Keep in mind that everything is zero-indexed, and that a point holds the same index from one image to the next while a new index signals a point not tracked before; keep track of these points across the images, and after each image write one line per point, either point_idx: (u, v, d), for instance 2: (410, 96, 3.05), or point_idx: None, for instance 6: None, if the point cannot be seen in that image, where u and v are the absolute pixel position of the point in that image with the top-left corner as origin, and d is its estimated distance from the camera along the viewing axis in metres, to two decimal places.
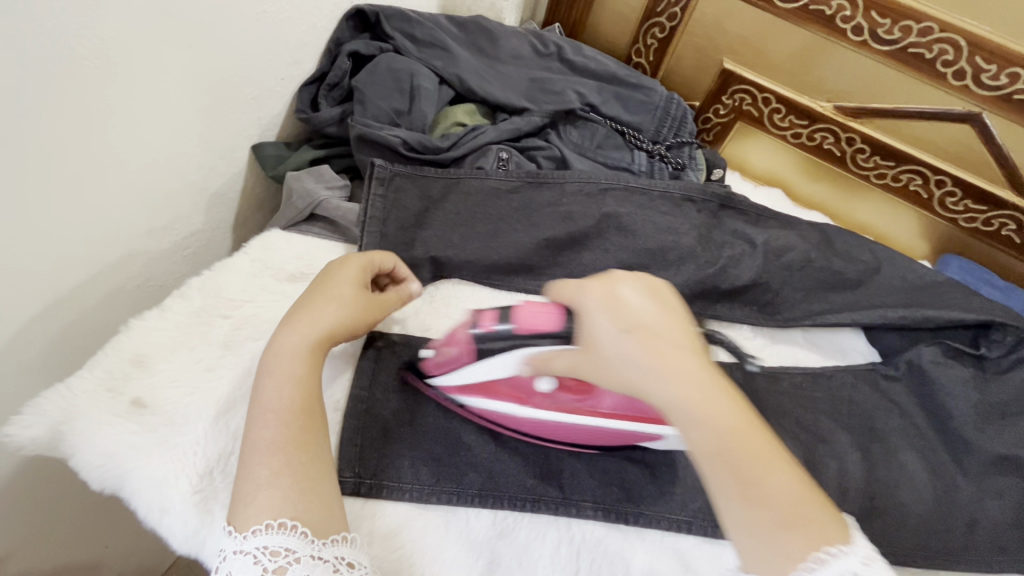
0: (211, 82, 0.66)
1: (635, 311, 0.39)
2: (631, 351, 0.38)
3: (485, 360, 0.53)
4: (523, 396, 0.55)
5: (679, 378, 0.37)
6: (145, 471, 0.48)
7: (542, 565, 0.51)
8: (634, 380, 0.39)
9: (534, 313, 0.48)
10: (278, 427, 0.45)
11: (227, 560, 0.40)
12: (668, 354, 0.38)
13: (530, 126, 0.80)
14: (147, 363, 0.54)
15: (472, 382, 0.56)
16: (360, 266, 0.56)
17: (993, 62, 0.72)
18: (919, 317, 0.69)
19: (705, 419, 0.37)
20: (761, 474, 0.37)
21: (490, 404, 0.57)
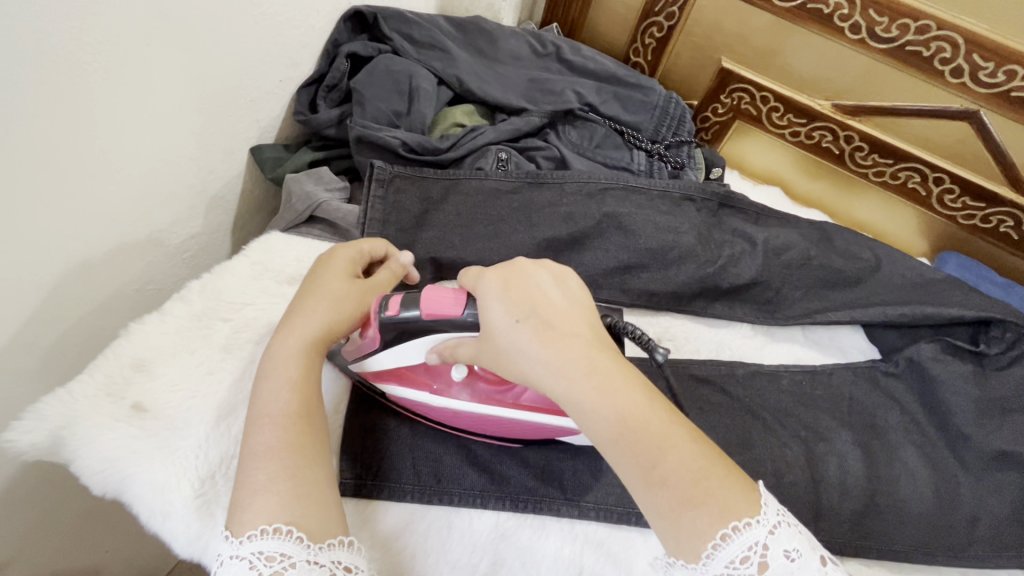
0: (208, 84, 0.66)
1: (519, 302, 0.43)
2: (517, 339, 0.42)
3: (395, 346, 0.52)
4: (441, 385, 0.54)
5: (564, 363, 0.40)
6: (147, 475, 0.48)
7: (545, 565, 0.51)
8: (526, 369, 0.42)
9: (437, 299, 0.47)
10: (275, 432, 0.44)
11: (223, 566, 0.39)
12: (555, 344, 0.41)
13: (529, 126, 0.80)
14: (148, 367, 0.54)
15: (390, 368, 0.54)
16: (349, 258, 0.56)
17: (991, 59, 0.72)
18: (920, 315, 0.69)
19: (594, 400, 0.39)
20: (657, 455, 0.38)
21: (406, 392, 0.55)
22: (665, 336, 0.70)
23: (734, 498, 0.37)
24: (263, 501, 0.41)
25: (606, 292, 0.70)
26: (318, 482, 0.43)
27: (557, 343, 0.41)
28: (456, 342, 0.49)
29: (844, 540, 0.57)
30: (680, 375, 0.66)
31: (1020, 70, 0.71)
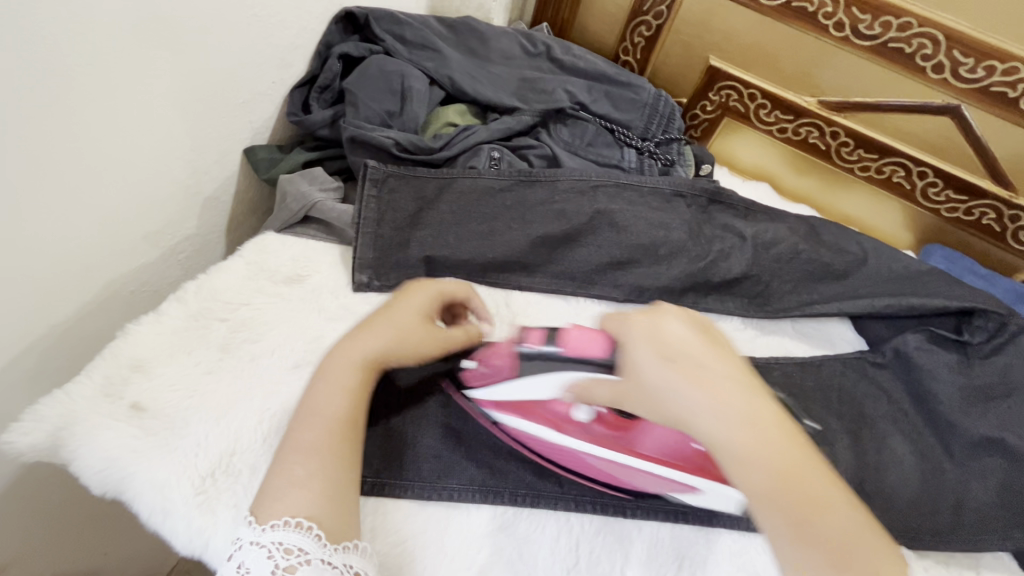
0: (203, 85, 0.67)
1: (673, 344, 0.42)
2: (670, 383, 0.40)
3: (524, 377, 0.54)
4: (560, 422, 0.56)
5: (728, 413, 0.38)
6: (147, 474, 0.48)
7: (541, 557, 0.52)
8: (680, 415, 0.40)
9: (580, 337, 0.51)
10: (316, 431, 0.47)
11: (242, 550, 0.42)
12: (716, 389, 0.39)
13: (521, 125, 0.81)
14: (145, 367, 0.54)
15: (513, 399, 0.56)
16: (429, 299, 0.57)
17: (971, 55, 0.74)
18: (906, 306, 0.71)
19: (755, 455, 0.38)
20: (812, 511, 0.37)
21: (526, 425, 0.57)
22: None
23: (885, 565, 0.36)
24: (292, 495, 0.43)
25: (600, 288, 0.71)
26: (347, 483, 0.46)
27: (722, 392, 0.39)
28: (589, 380, 0.50)
29: None
30: None
31: (999, 65, 0.73)
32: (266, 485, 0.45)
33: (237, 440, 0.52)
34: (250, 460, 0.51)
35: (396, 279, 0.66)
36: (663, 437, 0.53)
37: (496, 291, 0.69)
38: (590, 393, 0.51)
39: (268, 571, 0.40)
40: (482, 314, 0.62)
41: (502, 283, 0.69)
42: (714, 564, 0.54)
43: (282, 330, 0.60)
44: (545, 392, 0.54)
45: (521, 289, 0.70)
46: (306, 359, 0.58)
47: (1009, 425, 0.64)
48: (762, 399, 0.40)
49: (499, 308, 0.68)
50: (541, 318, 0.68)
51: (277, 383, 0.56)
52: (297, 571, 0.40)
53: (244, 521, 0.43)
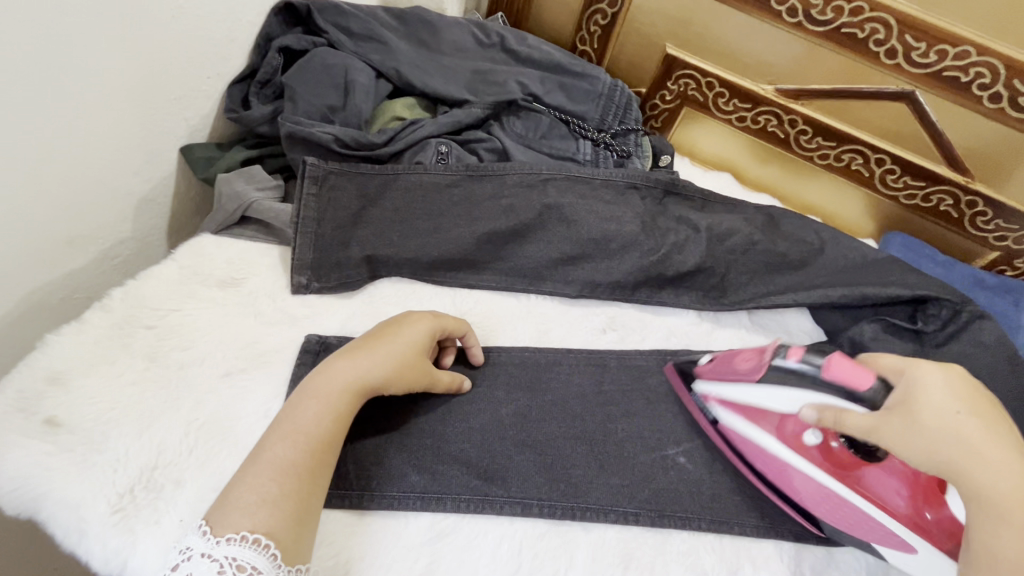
0: (131, 84, 0.64)
1: (949, 398, 0.43)
2: (963, 434, 0.42)
3: (769, 387, 0.53)
4: (790, 440, 0.54)
5: (1009, 476, 0.41)
6: (62, 492, 0.46)
7: (482, 563, 0.50)
8: (947, 464, 0.42)
9: (846, 364, 0.48)
10: (297, 450, 0.46)
11: (190, 561, 0.40)
12: (997, 447, 0.42)
13: (471, 118, 0.78)
14: (63, 379, 0.51)
15: (744, 402, 0.56)
16: (429, 332, 0.56)
17: (923, 39, 0.72)
18: (859, 295, 0.70)
19: (1022, 517, 0.40)
20: None
21: (748, 430, 0.57)
22: (613, 326, 0.70)
23: None
24: (268, 511, 0.42)
25: (551, 284, 0.69)
26: (314, 508, 0.45)
27: (998, 453, 0.41)
28: (842, 409, 0.47)
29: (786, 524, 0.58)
30: (624, 367, 0.66)
31: (951, 49, 0.72)
32: (234, 495, 0.43)
33: (160, 454, 0.49)
34: (174, 474, 0.49)
35: (337, 280, 0.64)
36: (893, 488, 0.51)
37: (442, 290, 0.67)
38: (840, 423, 0.47)
39: None
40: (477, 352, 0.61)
41: (450, 282, 0.67)
42: (662, 564, 0.53)
43: (213, 336, 0.57)
44: (782, 408, 0.53)
45: (469, 287, 0.68)
46: (238, 366, 0.56)
47: None
48: None
49: (445, 307, 0.66)
50: (490, 317, 0.67)
51: (206, 392, 0.54)
52: None
53: (197, 530, 0.41)
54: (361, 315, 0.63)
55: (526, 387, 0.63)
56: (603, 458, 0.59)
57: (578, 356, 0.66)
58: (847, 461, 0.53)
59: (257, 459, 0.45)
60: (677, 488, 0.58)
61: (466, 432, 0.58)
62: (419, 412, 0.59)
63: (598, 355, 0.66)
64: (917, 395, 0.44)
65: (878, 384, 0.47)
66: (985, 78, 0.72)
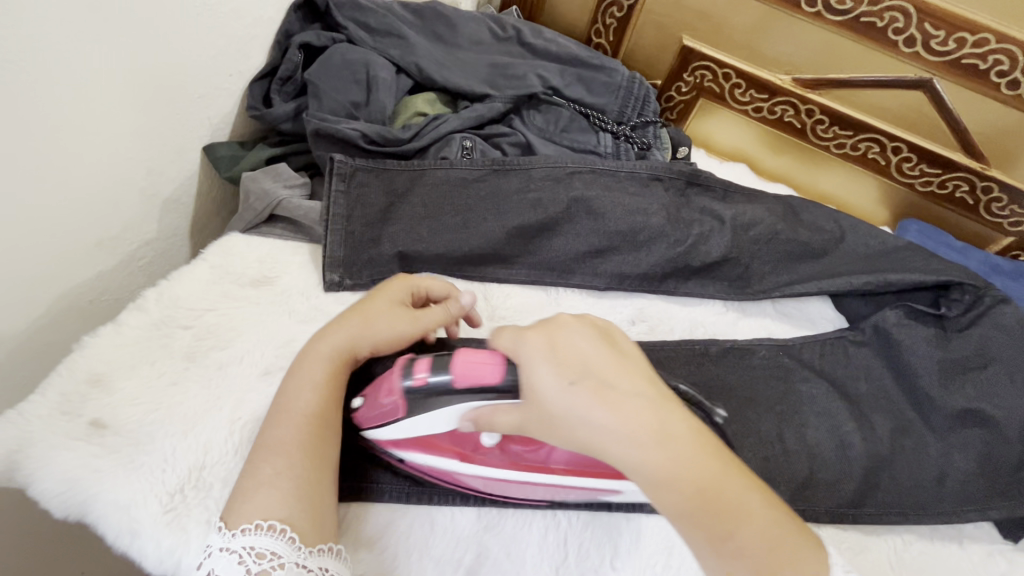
0: (152, 82, 0.63)
1: (576, 356, 0.39)
2: (576, 408, 0.38)
3: (420, 415, 0.47)
4: (467, 452, 0.51)
5: (627, 431, 0.37)
6: (111, 494, 0.46)
7: (529, 554, 0.51)
8: (578, 437, 0.38)
9: (472, 364, 0.44)
10: (291, 428, 0.46)
11: (212, 557, 0.41)
12: (617, 403, 0.37)
13: (493, 113, 0.78)
14: (105, 381, 0.51)
15: (411, 438, 0.49)
16: (400, 284, 0.55)
17: (941, 28, 0.73)
18: (884, 283, 0.70)
19: (662, 477, 0.36)
20: (730, 523, 0.36)
21: (433, 458, 0.51)
22: (642, 318, 0.70)
23: (806, 556, 0.36)
24: (265, 494, 0.43)
25: (579, 277, 0.70)
26: (316, 485, 0.45)
27: (624, 407, 0.37)
28: (493, 408, 0.44)
29: (820, 508, 0.59)
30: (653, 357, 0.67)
31: (969, 37, 0.72)
32: (238, 486, 0.44)
33: (207, 453, 0.49)
34: (222, 473, 0.49)
35: (369, 277, 0.64)
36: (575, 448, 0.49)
37: (472, 285, 0.67)
38: (493, 421, 0.44)
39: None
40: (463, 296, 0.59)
41: (479, 276, 0.67)
42: None
43: (249, 335, 0.57)
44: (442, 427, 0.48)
45: (499, 281, 0.68)
46: (278, 364, 0.56)
47: (987, 396, 0.65)
48: (651, 411, 0.38)
49: (476, 302, 0.66)
50: (520, 310, 0.67)
51: (248, 391, 0.54)
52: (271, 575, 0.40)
53: (214, 528, 0.42)
54: None
55: None
56: None
57: None
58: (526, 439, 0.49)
59: (263, 448, 0.45)
60: None
61: None
62: None
63: None
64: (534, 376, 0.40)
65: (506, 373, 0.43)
66: (1003, 65, 0.73)
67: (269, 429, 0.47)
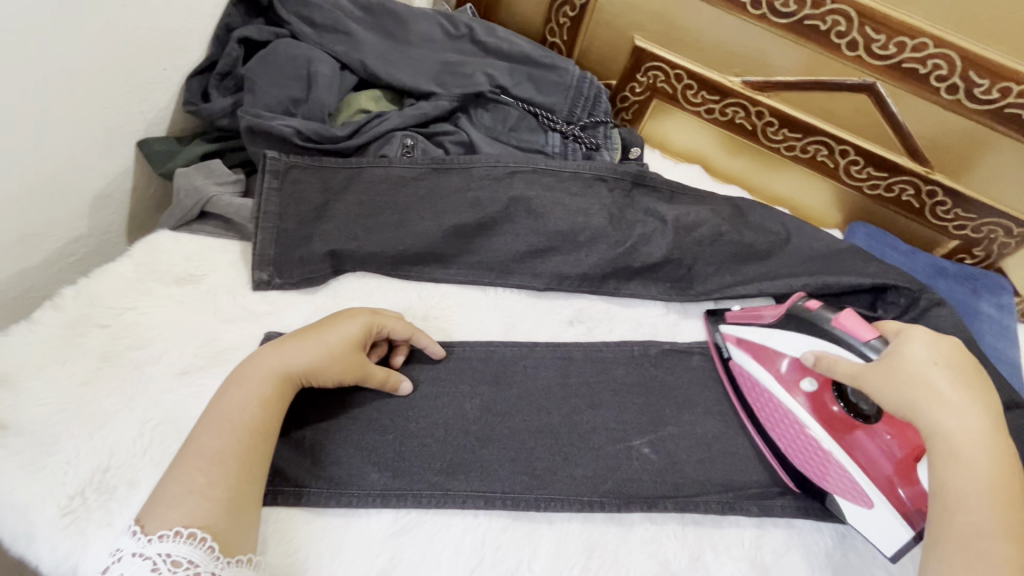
0: (79, 75, 0.62)
1: (940, 356, 0.47)
2: (922, 378, 0.47)
3: (781, 332, 0.61)
4: (785, 381, 0.60)
5: (969, 440, 0.44)
6: (9, 496, 0.45)
7: (445, 557, 0.50)
8: (909, 393, 0.47)
9: (854, 319, 0.55)
10: (225, 438, 0.46)
11: (122, 562, 0.40)
12: (971, 401, 0.45)
13: (438, 110, 0.78)
14: (11, 381, 0.50)
15: (758, 342, 0.63)
16: (365, 327, 0.56)
17: (882, 32, 0.73)
18: (822, 284, 0.71)
19: (962, 458, 0.44)
20: (996, 529, 0.42)
21: (754, 368, 0.62)
22: (581, 318, 0.70)
23: None
24: (191, 501, 0.42)
25: (519, 277, 0.69)
26: (246, 494, 0.45)
27: (966, 410, 0.45)
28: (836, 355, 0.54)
29: None
30: (589, 359, 0.66)
31: (908, 41, 0.73)
32: (160, 492, 0.43)
33: (112, 455, 0.48)
34: (129, 475, 0.48)
35: (299, 275, 0.63)
36: (880, 456, 0.55)
37: (408, 284, 0.66)
38: (830, 369, 0.54)
39: None
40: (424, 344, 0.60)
41: (416, 276, 0.67)
42: (624, 552, 0.53)
43: (169, 335, 0.56)
44: (792, 351, 0.60)
45: (435, 281, 0.67)
46: (196, 365, 0.55)
47: None
48: (989, 423, 0.45)
49: (411, 301, 0.65)
50: (456, 310, 0.66)
51: (162, 392, 0.53)
52: None
53: (128, 531, 0.41)
54: (325, 310, 0.62)
55: (493, 379, 0.63)
56: (568, 450, 0.59)
57: (544, 348, 0.66)
58: (838, 421, 0.58)
59: (190, 455, 0.45)
60: (640, 479, 0.58)
61: (428, 427, 0.58)
62: (383, 408, 0.58)
63: (564, 347, 0.66)
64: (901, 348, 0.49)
65: (874, 340, 0.53)
66: (942, 70, 0.73)
67: (199, 433, 0.47)
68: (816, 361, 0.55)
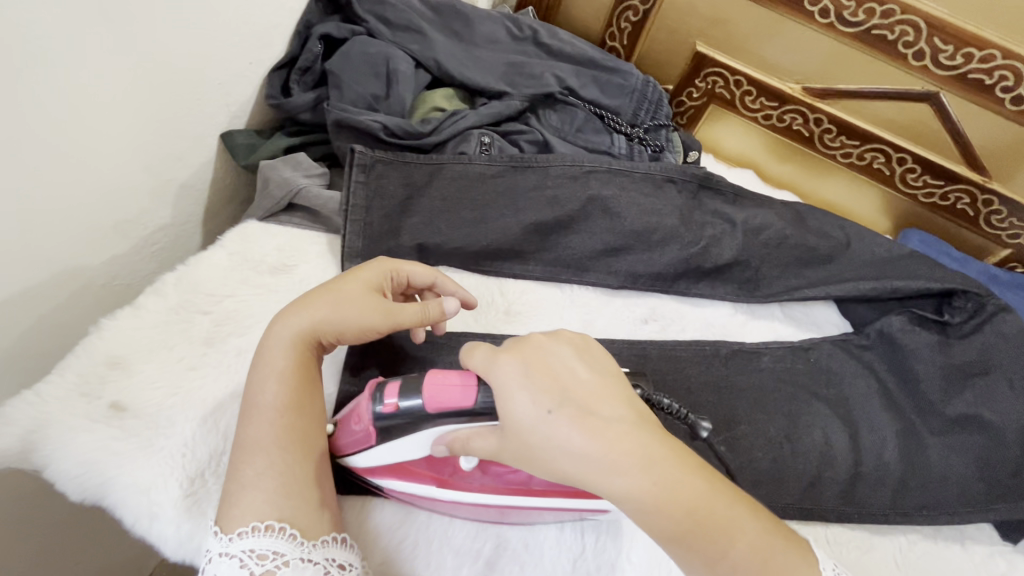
0: (175, 68, 0.63)
1: (553, 395, 0.39)
2: (556, 435, 0.37)
3: (393, 441, 0.46)
4: (445, 477, 0.49)
5: (643, 481, 0.37)
6: (129, 477, 0.46)
7: (546, 545, 0.51)
8: (564, 463, 0.38)
9: (444, 389, 0.43)
10: (278, 428, 0.45)
11: (212, 562, 0.40)
12: (598, 427, 0.38)
13: (510, 110, 0.79)
14: (124, 364, 0.51)
15: (386, 465, 0.48)
16: (377, 273, 0.53)
17: (951, 43, 0.75)
18: (889, 289, 0.72)
19: (650, 503, 0.37)
20: (727, 544, 0.37)
21: (409, 488, 0.49)
22: (654, 316, 0.71)
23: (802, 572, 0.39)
24: (251, 495, 0.42)
25: (595, 275, 0.71)
26: (305, 479, 0.44)
27: (613, 444, 0.37)
28: (468, 432, 0.43)
29: (829, 504, 0.62)
30: (665, 356, 0.67)
31: (976, 52, 0.75)
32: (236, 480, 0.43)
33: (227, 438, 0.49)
34: None
35: None
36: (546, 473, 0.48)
37: (489, 280, 0.68)
38: (468, 446, 0.43)
39: None
40: (453, 288, 0.58)
41: (498, 271, 0.68)
42: None
43: (267, 323, 0.57)
44: (418, 453, 0.47)
45: (515, 277, 0.69)
46: None
47: (986, 401, 0.67)
48: (637, 435, 0.38)
49: (494, 298, 0.67)
50: (535, 305, 0.68)
51: None
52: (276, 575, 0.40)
53: (210, 533, 0.41)
54: None
55: None
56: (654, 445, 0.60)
57: (623, 345, 0.67)
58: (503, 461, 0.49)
59: (241, 449, 0.44)
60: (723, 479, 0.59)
61: None
62: None
63: (640, 345, 0.67)
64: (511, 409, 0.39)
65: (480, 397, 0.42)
66: (1008, 81, 0.75)
67: (243, 427, 0.46)
68: (450, 446, 0.44)
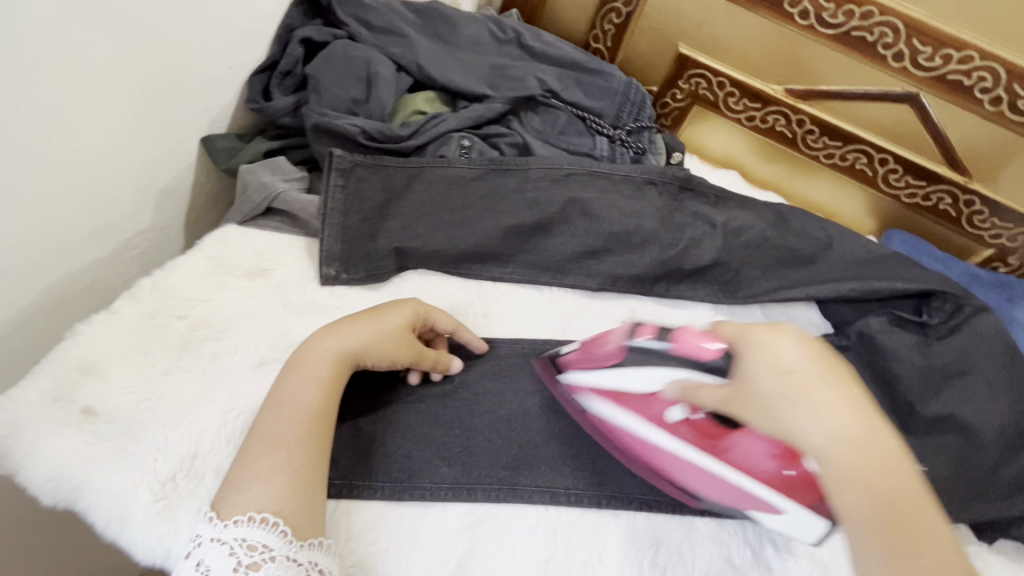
0: (156, 73, 0.63)
1: (793, 362, 0.39)
2: (784, 398, 0.38)
3: (629, 367, 0.51)
4: (651, 420, 0.51)
5: (854, 454, 0.36)
6: (100, 481, 0.46)
7: (518, 548, 0.51)
8: (780, 416, 0.38)
9: (698, 337, 0.47)
10: (298, 426, 0.47)
11: (201, 547, 0.41)
12: (829, 399, 0.37)
13: (491, 113, 0.79)
14: (98, 369, 0.51)
15: (617, 390, 0.53)
16: (415, 312, 0.57)
17: (929, 44, 0.75)
18: (868, 290, 0.73)
19: (858, 479, 0.36)
20: (915, 551, 0.34)
21: (619, 416, 0.54)
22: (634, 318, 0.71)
23: None
24: (260, 486, 0.43)
25: (573, 277, 0.71)
26: (314, 480, 0.46)
27: (839, 416, 0.37)
28: (692, 379, 0.46)
29: None
30: None
31: (954, 53, 0.75)
32: (232, 477, 0.44)
33: (199, 442, 0.49)
34: (214, 464, 0.49)
35: (366, 271, 0.64)
36: (761, 456, 0.47)
37: (468, 283, 0.68)
38: (695, 397, 0.46)
39: (230, 568, 0.40)
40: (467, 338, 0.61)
41: (477, 274, 0.68)
42: (689, 547, 0.54)
43: (242, 327, 0.57)
44: (644, 389, 0.51)
45: (493, 280, 0.69)
46: (272, 356, 0.56)
47: (964, 402, 0.67)
48: (868, 421, 0.37)
49: (472, 300, 0.67)
50: (513, 308, 0.68)
51: (241, 382, 0.54)
52: (261, 568, 0.40)
53: (205, 517, 0.42)
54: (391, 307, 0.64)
55: None
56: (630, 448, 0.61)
57: None
58: (714, 431, 0.49)
59: (261, 441, 0.46)
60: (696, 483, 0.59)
61: (490, 420, 0.60)
62: (450, 403, 0.60)
63: None
64: (750, 363, 0.41)
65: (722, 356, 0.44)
66: (986, 82, 0.75)
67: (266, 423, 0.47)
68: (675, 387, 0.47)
